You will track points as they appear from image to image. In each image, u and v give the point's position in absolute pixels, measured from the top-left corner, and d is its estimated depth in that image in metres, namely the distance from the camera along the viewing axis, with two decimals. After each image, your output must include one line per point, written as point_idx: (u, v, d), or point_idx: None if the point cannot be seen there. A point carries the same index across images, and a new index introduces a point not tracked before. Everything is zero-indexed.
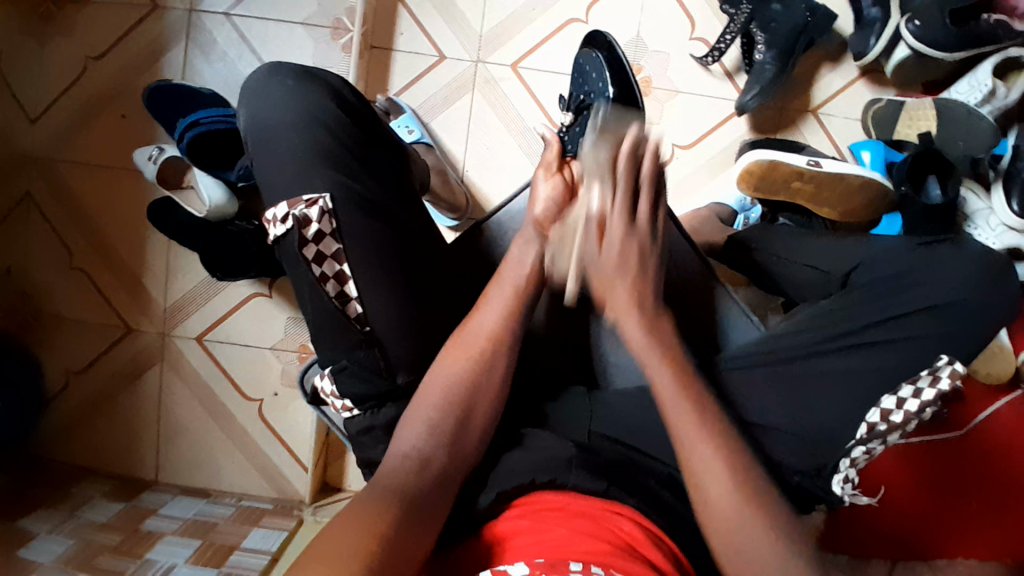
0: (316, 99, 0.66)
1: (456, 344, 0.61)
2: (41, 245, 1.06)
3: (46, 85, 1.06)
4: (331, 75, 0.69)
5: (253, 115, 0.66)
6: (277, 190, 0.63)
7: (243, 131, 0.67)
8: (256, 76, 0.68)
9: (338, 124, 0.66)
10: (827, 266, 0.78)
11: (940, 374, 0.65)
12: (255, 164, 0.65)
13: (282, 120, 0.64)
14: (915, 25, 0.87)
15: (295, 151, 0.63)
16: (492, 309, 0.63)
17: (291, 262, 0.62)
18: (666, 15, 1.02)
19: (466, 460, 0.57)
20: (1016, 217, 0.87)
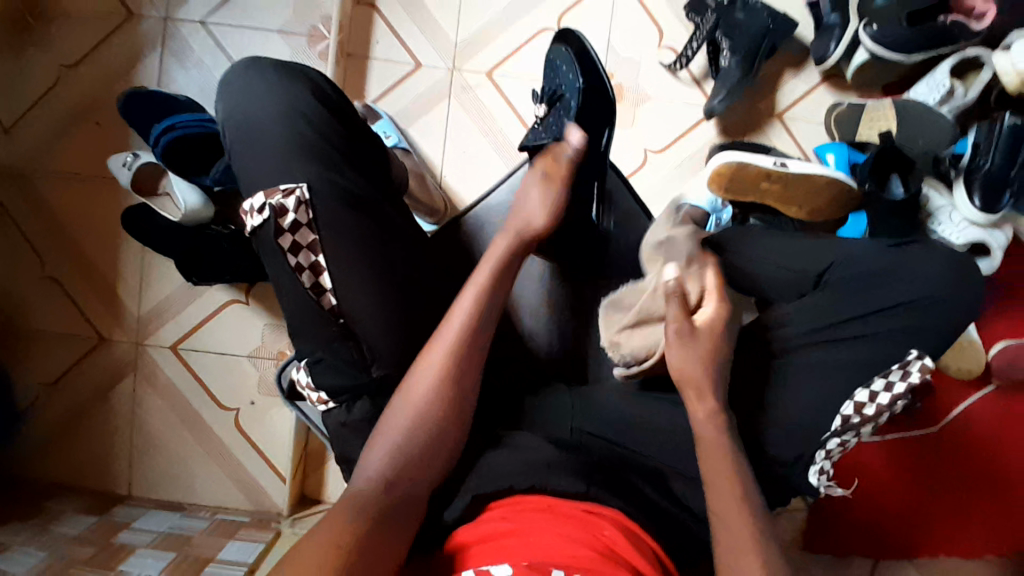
0: (296, 91, 0.67)
1: (430, 352, 0.62)
2: (11, 255, 1.05)
3: (19, 94, 1.05)
4: (309, 69, 0.70)
5: (233, 108, 0.67)
6: (258, 182, 0.64)
7: (221, 123, 0.68)
8: (234, 70, 0.69)
9: (316, 115, 0.67)
10: (800, 267, 0.73)
11: (911, 368, 0.64)
12: (236, 157, 0.66)
13: (262, 110, 0.66)
14: (873, 29, 0.92)
15: (274, 140, 0.65)
16: (461, 314, 0.63)
17: (268, 252, 0.63)
18: (635, 24, 1.06)
19: None
20: (980, 213, 0.90)
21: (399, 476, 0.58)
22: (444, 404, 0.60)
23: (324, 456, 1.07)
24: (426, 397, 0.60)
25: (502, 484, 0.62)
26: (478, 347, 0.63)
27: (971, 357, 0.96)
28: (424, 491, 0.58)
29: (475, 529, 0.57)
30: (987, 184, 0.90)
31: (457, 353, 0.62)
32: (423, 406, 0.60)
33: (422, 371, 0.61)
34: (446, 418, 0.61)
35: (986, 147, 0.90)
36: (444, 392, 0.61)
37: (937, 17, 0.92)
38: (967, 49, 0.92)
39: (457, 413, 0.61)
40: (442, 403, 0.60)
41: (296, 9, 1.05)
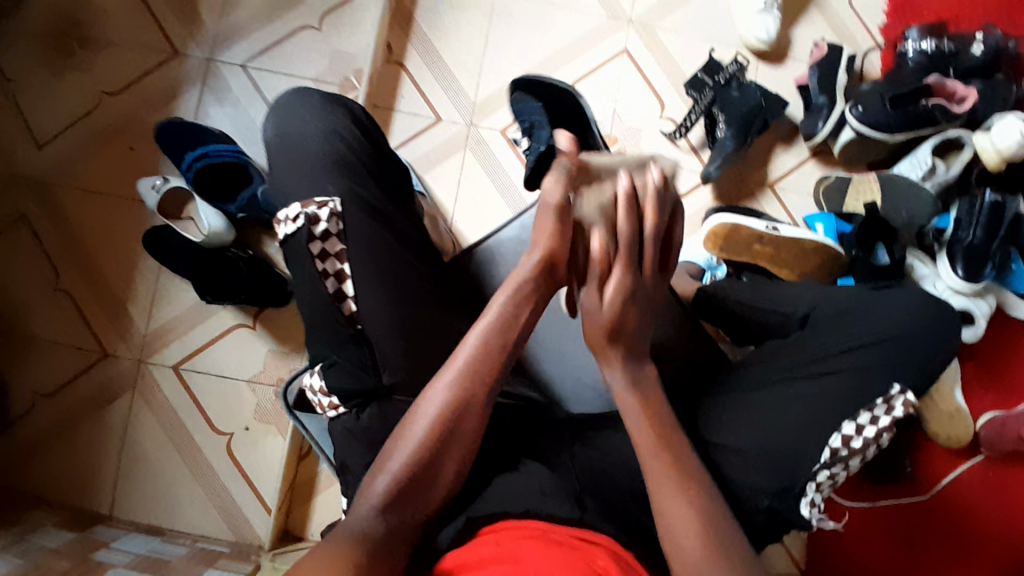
0: (337, 117, 0.75)
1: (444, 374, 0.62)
2: (30, 266, 1.08)
3: (60, 114, 1.12)
4: (350, 99, 0.78)
5: (283, 128, 0.75)
6: (294, 193, 0.70)
7: (269, 140, 0.76)
8: (287, 95, 0.78)
9: (354, 139, 0.74)
10: (789, 309, 0.83)
11: (894, 403, 0.70)
12: (279, 169, 0.73)
13: (306, 130, 0.73)
14: (859, 110, 1.02)
15: (315, 157, 0.72)
16: (472, 339, 0.62)
17: (297, 257, 0.68)
18: (638, 96, 1.15)
19: None
20: (962, 281, 0.96)
21: (407, 495, 0.58)
22: (454, 419, 0.60)
23: (311, 487, 1.04)
24: (435, 413, 0.60)
25: (499, 498, 0.63)
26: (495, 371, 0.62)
27: (958, 426, 0.96)
28: (424, 508, 0.59)
29: (464, 552, 0.57)
30: (969, 256, 0.95)
31: (468, 378, 0.61)
32: (427, 428, 0.60)
33: (435, 393, 0.61)
34: (453, 435, 0.60)
35: (967, 222, 0.96)
36: (455, 416, 0.60)
37: (920, 100, 1.02)
38: (948, 130, 1.02)
39: (464, 435, 0.61)
40: (452, 423, 0.60)
41: (331, 60, 1.14)
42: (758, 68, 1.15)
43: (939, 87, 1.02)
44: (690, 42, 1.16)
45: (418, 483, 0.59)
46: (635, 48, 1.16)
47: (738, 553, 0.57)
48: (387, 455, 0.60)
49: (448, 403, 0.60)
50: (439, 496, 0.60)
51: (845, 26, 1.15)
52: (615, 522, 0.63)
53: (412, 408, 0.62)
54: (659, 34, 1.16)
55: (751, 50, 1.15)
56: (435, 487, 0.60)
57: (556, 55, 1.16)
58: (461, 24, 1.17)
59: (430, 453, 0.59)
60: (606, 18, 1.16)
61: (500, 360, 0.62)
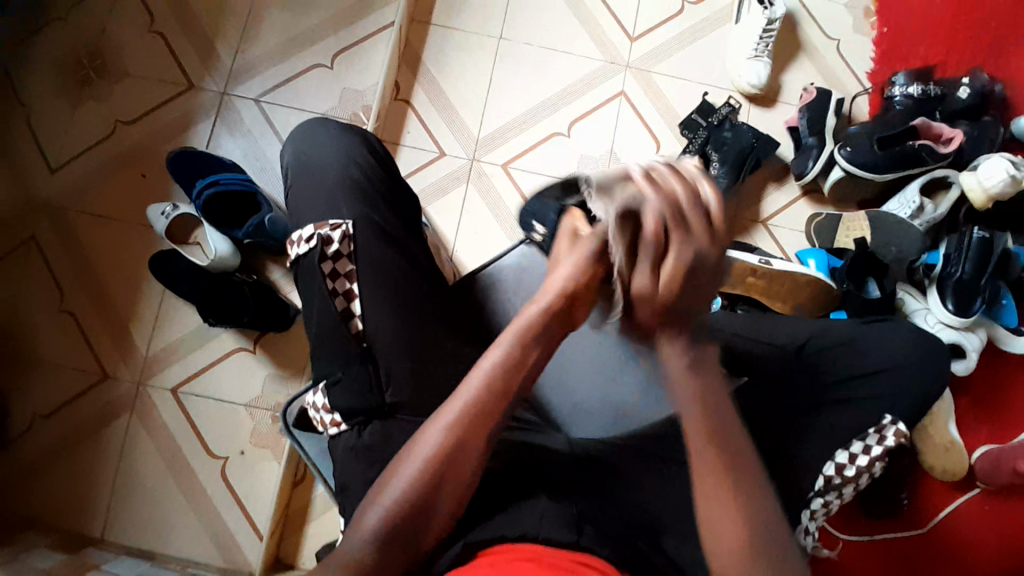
0: (354, 147, 0.80)
1: (445, 409, 0.57)
2: (38, 287, 1.10)
3: (76, 141, 1.16)
4: (366, 130, 0.84)
5: (300, 156, 0.80)
6: (310, 216, 0.75)
7: (290, 165, 0.81)
8: (308, 124, 0.83)
9: (369, 166, 0.79)
10: (780, 341, 0.79)
11: (886, 432, 0.71)
12: (297, 192, 0.78)
13: (326, 157, 0.79)
14: (847, 151, 1.07)
15: (333, 182, 0.76)
16: (476, 376, 0.57)
17: (308, 275, 0.72)
18: (635, 135, 1.20)
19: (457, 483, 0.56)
20: (952, 315, 0.98)
21: (404, 531, 0.54)
22: (453, 458, 0.56)
23: (304, 515, 1.03)
24: (433, 451, 0.55)
25: (497, 510, 0.63)
26: (499, 411, 0.57)
27: (953, 459, 0.97)
28: (419, 543, 0.55)
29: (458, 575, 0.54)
30: (959, 290, 0.97)
31: (471, 415, 0.56)
32: (423, 466, 0.55)
33: (434, 429, 0.56)
34: (450, 473, 0.56)
35: (956, 258, 0.98)
36: (455, 455, 0.56)
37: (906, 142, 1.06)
38: (935, 170, 1.05)
39: (465, 469, 0.56)
40: (452, 456, 0.56)
41: (340, 96, 1.18)
42: (750, 110, 1.20)
43: (926, 129, 1.06)
44: (685, 86, 1.21)
45: (417, 516, 0.55)
46: (632, 91, 1.21)
47: (772, 553, 0.52)
48: (379, 491, 0.56)
49: (447, 439, 0.55)
50: (433, 539, 0.56)
51: (833, 72, 1.20)
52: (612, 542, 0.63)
53: (408, 443, 0.58)
54: (655, 77, 1.21)
55: (744, 94, 1.20)
56: (428, 529, 0.56)
57: (556, 96, 1.21)
58: (466, 66, 1.22)
59: (425, 492, 0.55)
60: (604, 62, 1.22)
61: (502, 402, 0.57)
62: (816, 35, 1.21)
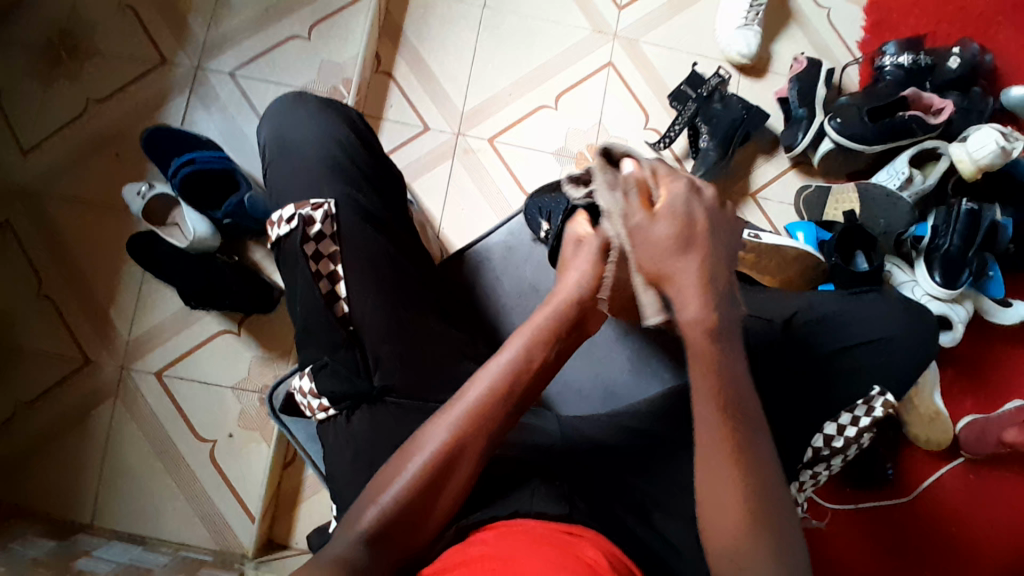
0: (334, 124, 0.78)
1: (448, 410, 0.57)
2: (14, 274, 1.08)
3: (46, 120, 1.12)
4: (345, 106, 0.81)
5: (278, 135, 0.78)
6: (291, 198, 0.73)
7: (268, 145, 0.78)
8: (284, 100, 0.80)
9: (351, 145, 0.77)
10: (769, 315, 0.76)
11: (874, 403, 0.73)
12: (276, 174, 0.76)
13: (304, 136, 0.76)
14: (837, 122, 1.06)
15: (314, 162, 0.74)
16: (481, 380, 0.57)
17: (291, 257, 0.70)
18: (624, 107, 1.17)
19: (450, 476, 0.55)
20: (940, 287, 0.98)
21: (397, 526, 0.52)
22: (454, 455, 0.54)
23: (296, 496, 1.03)
24: (435, 451, 0.54)
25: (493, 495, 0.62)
26: (504, 415, 0.57)
27: (938, 429, 0.98)
28: (410, 546, 0.53)
29: (446, 555, 0.53)
30: (946, 263, 0.97)
31: (475, 417, 0.56)
32: (425, 464, 0.54)
33: (435, 428, 0.56)
34: (451, 473, 0.55)
35: (944, 229, 0.98)
36: (458, 456, 0.55)
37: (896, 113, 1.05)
38: (925, 141, 1.04)
39: (463, 472, 0.55)
40: (453, 456, 0.54)
41: (319, 70, 1.15)
42: (739, 82, 1.18)
43: (916, 100, 1.05)
44: (673, 57, 1.19)
45: (412, 513, 0.53)
46: (620, 62, 1.18)
47: None
48: (376, 485, 0.54)
49: (452, 439, 0.55)
50: (426, 538, 0.54)
51: (823, 42, 1.18)
52: (606, 518, 0.63)
53: (409, 440, 0.57)
54: (643, 48, 1.19)
55: (733, 65, 1.18)
56: (424, 530, 0.54)
57: (543, 68, 1.18)
58: (449, 37, 1.18)
59: (423, 488, 0.54)
60: (591, 32, 1.19)
61: (505, 409, 0.57)
62: (806, 3, 1.19)
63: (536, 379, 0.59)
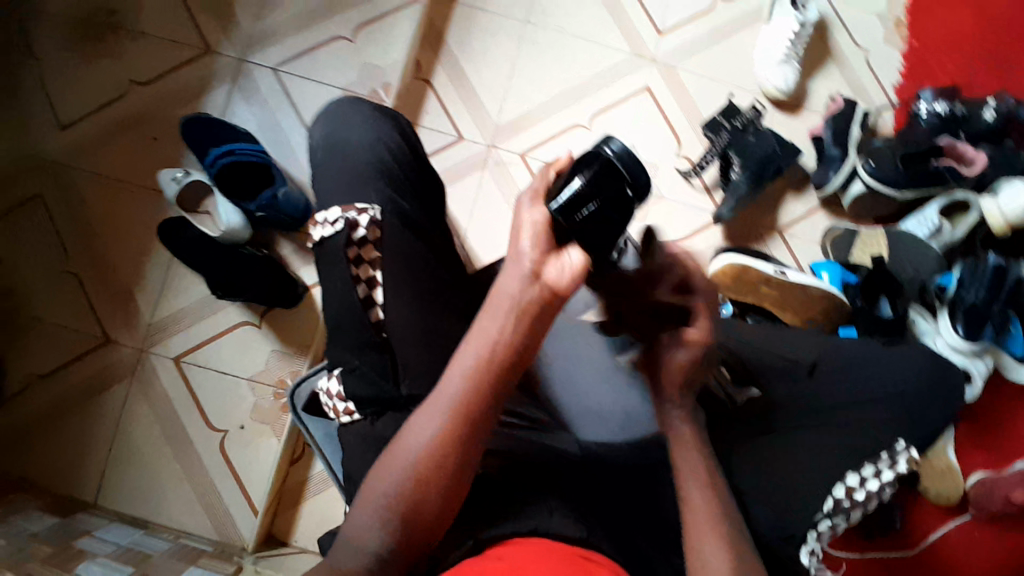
0: (381, 130, 0.78)
1: (432, 399, 0.56)
2: (41, 247, 1.09)
3: (85, 99, 1.13)
4: (393, 113, 0.82)
5: (323, 137, 0.78)
6: (332, 200, 0.73)
7: (315, 146, 0.79)
8: (339, 104, 0.81)
9: (396, 152, 0.77)
10: (795, 355, 0.78)
11: (898, 458, 0.74)
12: (320, 175, 0.76)
13: (350, 140, 0.77)
14: (870, 164, 1.06)
15: (358, 166, 0.75)
16: (456, 371, 0.55)
17: (332, 259, 0.70)
18: (658, 132, 1.18)
19: (450, 467, 0.55)
20: (963, 341, 0.98)
21: (403, 522, 0.54)
22: (446, 447, 0.54)
23: (301, 492, 1.03)
24: (421, 450, 0.54)
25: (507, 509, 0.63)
26: (487, 403, 0.55)
27: (950, 484, 0.97)
28: (417, 542, 0.56)
29: (465, 565, 0.55)
30: (969, 316, 0.96)
31: (459, 408, 0.54)
32: (413, 465, 0.54)
33: (423, 420, 0.55)
34: (442, 470, 0.55)
35: (970, 282, 0.97)
36: (445, 453, 0.54)
37: (930, 160, 1.05)
38: (956, 191, 1.05)
39: (460, 462, 0.55)
40: (445, 447, 0.54)
41: (360, 71, 1.16)
42: (774, 116, 1.19)
43: (951, 148, 1.05)
44: (711, 85, 1.19)
45: (413, 505, 0.55)
46: (657, 87, 1.19)
47: None
48: (369, 491, 0.55)
49: (437, 435, 0.54)
50: (425, 535, 0.56)
51: (861, 83, 1.19)
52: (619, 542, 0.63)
53: (396, 438, 0.57)
54: (681, 74, 1.19)
55: (769, 98, 1.18)
56: (422, 528, 0.55)
57: (580, 87, 1.19)
58: (490, 48, 1.19)
59: (416, 490, 0.54)
60: (630, 55, 1.20)
61: (492, 393, 0.55)
62: (847, 43, 1.19)
63: (519, 354, 0.55)
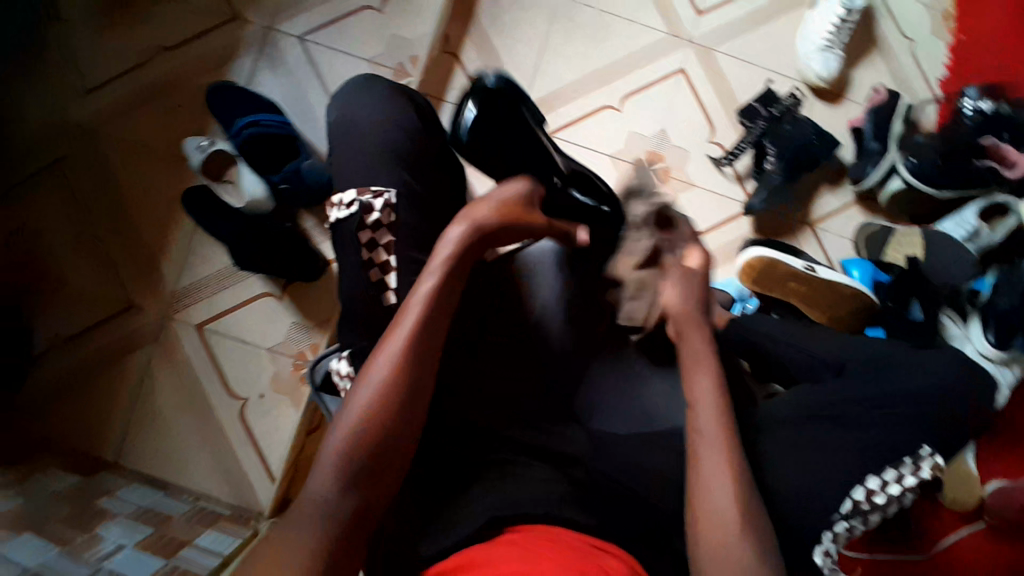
0: (398, 108, 0.77)
1: (383, 343, 0.58)
2: (70, 210, 1.10)
3: (112, 64, 1.13)
4: (415, 94, 0.81)
5: (343, 115, 0.77)
6: (346, 182, 0.72)
7: (332, 122, 0.78)
8: (354, 82, 0.80)
9: (414, 132, 0.76)
10: (821, 353, 0.80)
11: (922, 464, 0.70)
12: (335, 153, 0.75)
13: (366, 120, 0.75)
14: (912, 161, 1.02)
15: (373, 148, 0.73)
16: (410, 311, 0.59)
17: (344, 242, 0.70)
18: (691, 117, 1.14)
19: (414, 402, 0.57)
20: (992, 347, 0.92)
21: (364, 466, 0.54)
22: (403, 382, 0.56)
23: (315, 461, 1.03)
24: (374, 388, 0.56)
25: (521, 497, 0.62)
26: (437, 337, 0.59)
27: (966, 489, 0.96)
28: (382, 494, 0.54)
29: (478, 550, 0.54)
30: (1001, 323, 0.92)
31: (414, 342, 0.58)
32: (368, 404, 0.55)
33: (379, 361, 0.57)
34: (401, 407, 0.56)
35: (1005, 287, 0.93)
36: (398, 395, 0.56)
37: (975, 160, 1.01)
38: (997, 194, 1.00)
39: (418, 398, 0.57)
40: (403, 381, 0.56)
41: (388, 44, 1.14)
42: (813, 105, 1.14)
43: (995, 150, 0.99)
44: (748, 70, 1.15)
45: (378, 446, 0.54)
46: (693, 69, 1.15)
47: None
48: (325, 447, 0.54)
49: (388, 380, 0.56)
50: (383, 492, 0.54)
51: (905, 75, 1.13)
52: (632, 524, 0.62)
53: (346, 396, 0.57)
54: (718, 57, 1.15)
55: (809, 86, 1.14)
56: (378, 485, 0.54)
57: (611, 67, 1.15)
58: (521, 23, 1.16)
59: (375, 430, 0.55)
60: (666, 35, 1.16)
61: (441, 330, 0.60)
62: (893, 32, 1.14)
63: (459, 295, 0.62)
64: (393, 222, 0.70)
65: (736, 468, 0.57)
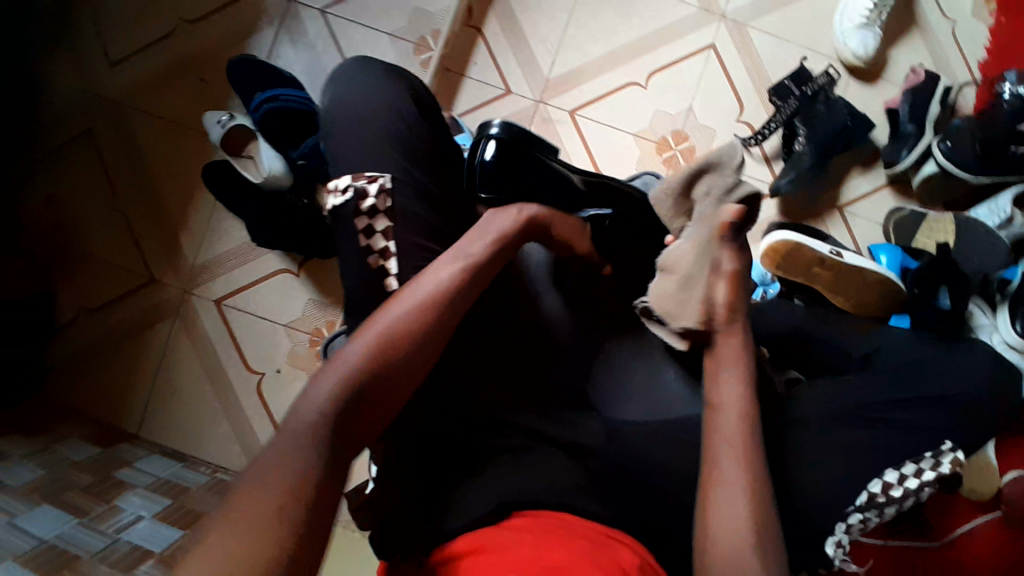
0: (394, 89, 0.75)
1: (394, 303, 0.56)
2: (94, 183, 1.11)
3: (135, 37, 1.13)
4: (405, 74, 0.78)
5: (347, 97, 0.75)
6: (345, 166, 0.71)
7: (325, 106, 0.76)
8: (346, 65, 0.79)
9: (411, 118, 0.74)
10: (846, 345, 0.79)
11: (943, 459, 0.69)
12: (332, 136, 0.73)
13: (359, 107, 0.73)
14: (947, 145, 0.98)
15: (375, 134, 0.71)
16: (431, 279, 0.58)
17: (344, 228, 0.69)
18: (719, 95, 1.11)
19: (417, 369, 0.55)
20: (1019, 337, 0.90)
21: (347, 415, 0.50)
22: (407, 342, 0.54)
23: None
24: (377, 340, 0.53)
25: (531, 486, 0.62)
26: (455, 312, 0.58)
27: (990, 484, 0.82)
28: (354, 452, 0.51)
29: (487, 533, 0.55)
30: None
31: (429, 306, 0.56)
32: (368, 354, 0.53)
33: (387, 317, 0.55)
34: (403, 370, 0.54)
35: None
36: (400, 347, 0.54)
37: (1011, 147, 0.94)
38: None
39: (421, 364, 0.55)
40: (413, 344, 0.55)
41: (409, 18, 1.12)
42: (848, 84, 1.10)
43: None
44: (780, 47, 1.11)
45: (369, 400, 0.52)
46: (722, 45, 1.11)
47: None
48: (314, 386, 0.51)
49: (393, 336, 0.54)
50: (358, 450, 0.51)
51: (945, 54, 1.09)
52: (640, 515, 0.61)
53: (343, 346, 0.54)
54: (750, 33, 1.11)
55: (844, 65, 1.10)
56: (355, 440, 0.51)
57: (638, 42, 1.12)
58: None
59: (371, 381, 0.52)
60: (697, 10, 1.12)
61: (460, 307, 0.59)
62: (934, 8, 1.09)
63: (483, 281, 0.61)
64: (387, 202, 0.68)
65: (753, 461, 0.55)
